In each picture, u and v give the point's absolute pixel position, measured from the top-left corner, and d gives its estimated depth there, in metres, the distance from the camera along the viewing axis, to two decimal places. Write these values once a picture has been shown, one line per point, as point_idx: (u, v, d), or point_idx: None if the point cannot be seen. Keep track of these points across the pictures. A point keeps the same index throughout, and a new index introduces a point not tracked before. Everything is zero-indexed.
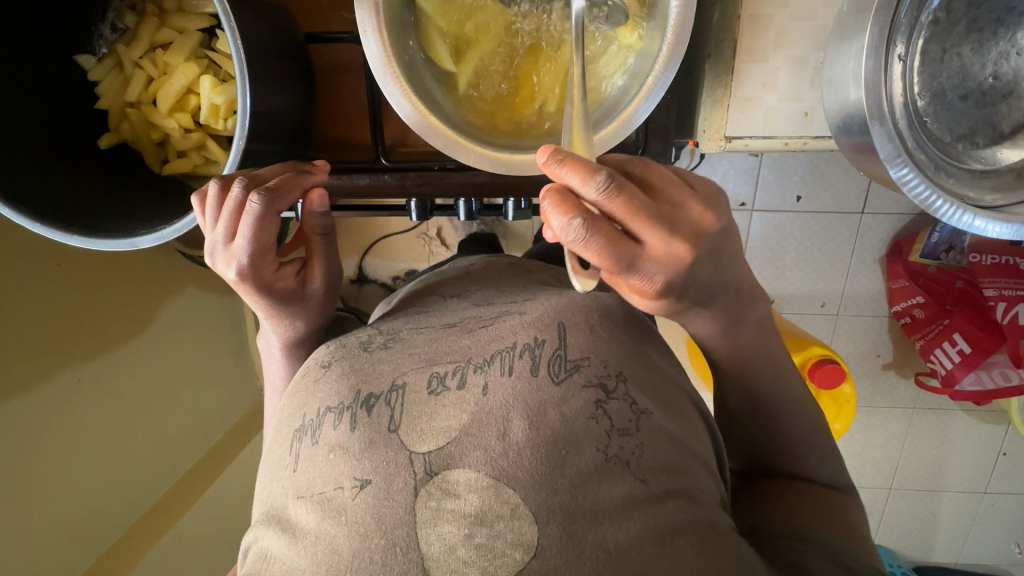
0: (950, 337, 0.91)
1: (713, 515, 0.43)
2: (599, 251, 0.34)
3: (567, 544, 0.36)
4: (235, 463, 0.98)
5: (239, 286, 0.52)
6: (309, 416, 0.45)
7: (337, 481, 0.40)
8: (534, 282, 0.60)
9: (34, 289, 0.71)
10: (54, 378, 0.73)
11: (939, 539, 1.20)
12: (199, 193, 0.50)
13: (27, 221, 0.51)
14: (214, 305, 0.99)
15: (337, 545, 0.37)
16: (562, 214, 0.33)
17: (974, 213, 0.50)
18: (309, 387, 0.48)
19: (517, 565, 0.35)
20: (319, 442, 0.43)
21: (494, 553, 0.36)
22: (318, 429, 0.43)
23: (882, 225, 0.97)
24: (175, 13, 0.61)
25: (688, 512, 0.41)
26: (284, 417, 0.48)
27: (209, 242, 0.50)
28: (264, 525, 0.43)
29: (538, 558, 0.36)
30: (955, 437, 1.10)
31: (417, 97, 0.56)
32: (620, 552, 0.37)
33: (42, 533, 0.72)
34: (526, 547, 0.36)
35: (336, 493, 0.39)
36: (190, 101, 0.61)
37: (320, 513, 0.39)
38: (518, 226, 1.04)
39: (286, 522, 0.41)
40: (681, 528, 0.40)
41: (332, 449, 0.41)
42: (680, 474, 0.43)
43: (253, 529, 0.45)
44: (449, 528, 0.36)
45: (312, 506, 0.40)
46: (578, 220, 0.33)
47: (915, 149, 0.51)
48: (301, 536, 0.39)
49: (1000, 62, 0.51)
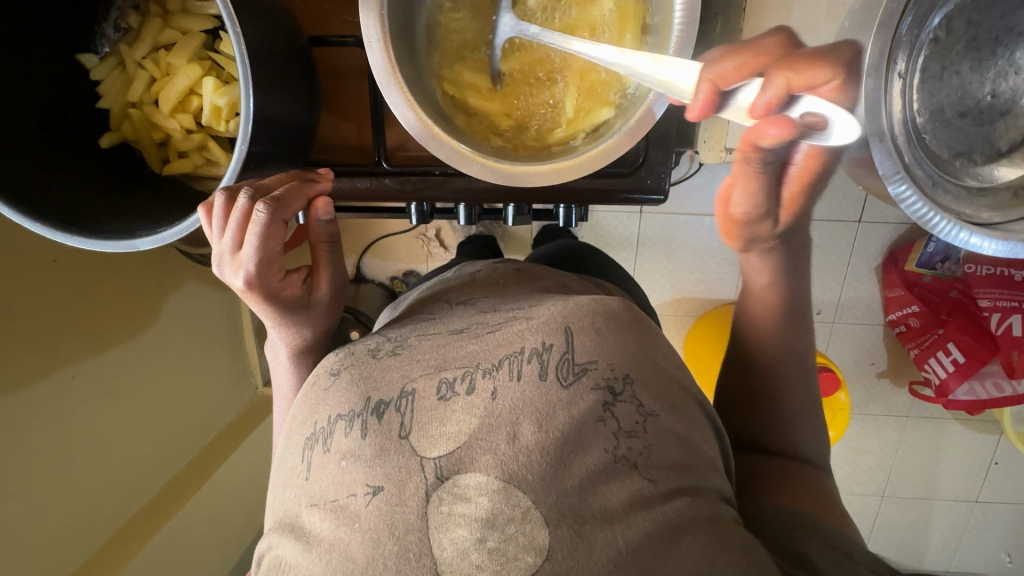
0: (944, 347, 0.91)
1: (718, 509, 0.44)
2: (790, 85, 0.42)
3: (578, 545, 0.37)
4: (234, 459, 0.98)
5: (248, 296, 0.52)
6: (321, 424, 0.45)
7: (350, 489, 0.40)
8: (539, 288, 0.60)
9: (34, 286, 0.71)
10: (52, 374, 0.73)
11: (930, 546, 1.21)
12: (207, 204, 0.51)
13: (26, 221, 0.51)
14: (214, 302, 0.99)
15: (351, 552, 0.38)
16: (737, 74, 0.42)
17: (971, 231, 0.52)
18: (319, 394, 0.48)
19: (530, 568, 0.36)
20: (331, 450, 0.43)
21: (506, 557, 0.36)
22: (329, 437, 0.44)
23: (879, 234, 0.98)
24: (178, 14, 0.61)
25: (697, 507, 0.42)
26: (293, 425, 0.48)
27: (217, 253, 0.51)
28: (277, 534, 0.43)
29: (550, 561, 0.36)
30: (948, 446, 1.11)
31: (420, 108, 0.56)
32: (632, 551, 0.38)
33: (38, 530, 0.72)
34: (537, 550, 0.36)
35: (349, 501, 0.40)
36: (193, 102, 0.61)
37: (333, 521, 0.40)
38: (517, 228, 1.04)
39: (299, 530, 0.42)
40: (689, 525, 0.40)
41: (344, 457, 0.42)
42: (689, 469, 0.44)
43: (266, 537, 0.45)
44: (460, 532, 0.37)
45: (326, 514, 0.40)
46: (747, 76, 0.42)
47: (913, 164, 0.53)
48: (316, 544, 0.40)
49: (998, 81, 0.51)
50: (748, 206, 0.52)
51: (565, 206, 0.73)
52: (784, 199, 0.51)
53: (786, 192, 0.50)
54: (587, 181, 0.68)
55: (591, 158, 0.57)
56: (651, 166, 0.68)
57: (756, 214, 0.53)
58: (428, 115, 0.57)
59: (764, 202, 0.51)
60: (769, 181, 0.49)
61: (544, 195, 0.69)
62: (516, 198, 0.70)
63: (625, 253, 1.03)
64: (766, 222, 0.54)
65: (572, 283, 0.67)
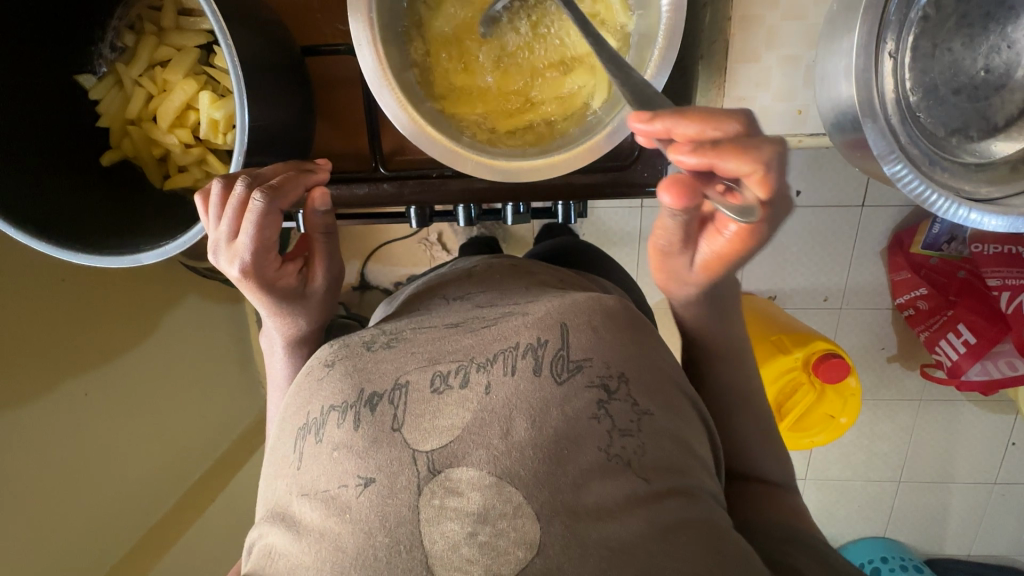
0: (954, 328, 0.91)
1: (712, 513, 0.43)
2: (739, 151, 0.36)
3: (568, 541, 0.37)
4: (244, 470, 0.98)
5: (243, 284, 0.53)
6: (313, 415, 0.45)
7: (342, 480, 0.40)
8: (533, 281, 0.61)
9: (39, 303, 0.72)
10: (60, 389, 0.74)
11: (951, 531, 1.19)
12: (203, 193, 0.52)
13: (31, 240, 0.52)
14: (221, 315, 1.00)
15: (341, 542, 0.38)
16: (689, 146, 0.36)
17: (970, 207, 0.50)
18: (312, 386, 0.48)
19: (520, 563, 0.36)
20: (323, 441, 0.43)
21: (496, 551, 0.36)
22: (322, 428, 0.44)
23: (882, 218, 0.97)
24: (172, 30, 0.62)
25: (689, 510, 0.41)
26: (287, 416, 0.49)
27: (213, 241, 0.51)
28: (268, 523, 0.44)
29: (540, 556, 0.36)
30: (964, 428, 1.10)
31: (413, 109, 0.57)
32: (623, 550, 0.37)
33: (54, 541, 0.73)
34: (528, 545, 0.36)
35: (340, 492, 0.40)
36: (190, 117, 0.62)
37: (324, 511, 0.40)
38: (518, 228, 1.04)
39: (290, 520, 0.42)
40: (682, 525, 0.40)
41: (336, 448, 0.42)
42: (680, 470, 0.43)
43: (257, 526, 0.45)
44: (451, 526, 0.37)
45: (317, 504, 0.41)
46: (697, 146, 0.36)
47: (908, 145, 0.52)
48: (306, 533, 0.40)
49: (991, 55, 0.52)
50: (664, 238, 0.48)
51: (564, 203, 0.73)
52: (708, 252, 0.48)
53: (708, 247, 0.48)
54: (584, 177, 0.69)
55: (584, 151, 0.58)
56: (647, 160, 0.68)
57: (673, 248, 0.48)
58: (420, 115, 0.58)
59: (684, 238, 0.47)
60: (689, 226, 0.46)
61: (541, 193, 0.69)
62: (513, 197, 0.70)
63: (627, 249, 1.03)
64: (682, 260, 0.50)
65: (565, 276, 0.66)
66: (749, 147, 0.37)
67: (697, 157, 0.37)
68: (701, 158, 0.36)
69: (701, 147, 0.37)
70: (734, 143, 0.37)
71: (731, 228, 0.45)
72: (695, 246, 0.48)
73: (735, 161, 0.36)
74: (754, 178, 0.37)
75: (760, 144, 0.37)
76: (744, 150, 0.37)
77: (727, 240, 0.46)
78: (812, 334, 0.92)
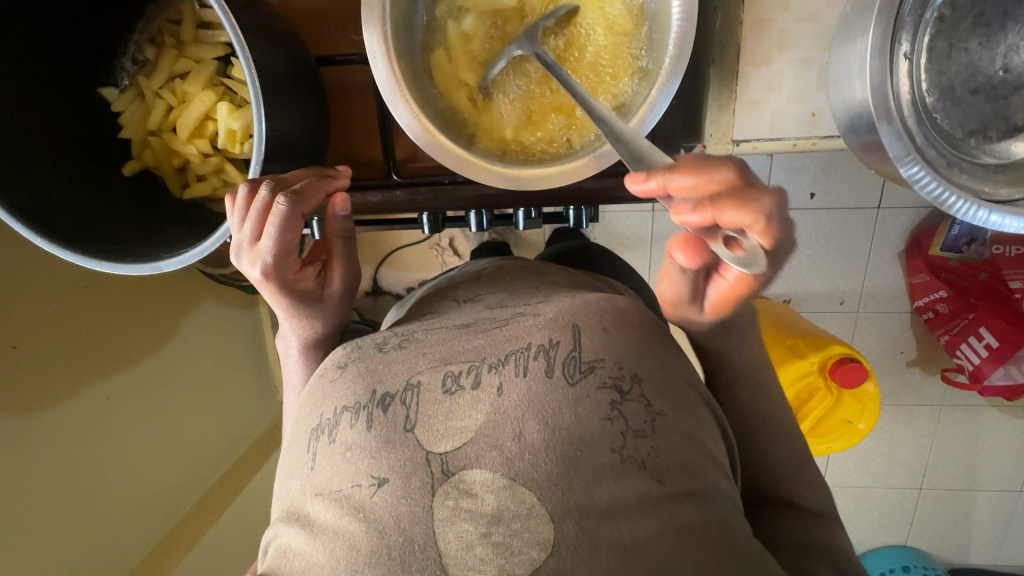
0: (976, 331, 0.89)
1: (727, 512, 0.43)
2: (744, 202, 0.36)
3: (582, 541, 0.37)
4: (261, 474, 0.99)
5: (262, 286, 0.54)
6: (326, 416, 0.46)
7: (355, 480, 0.41)
8: (545, 283, 0.61)
9: (63, 310, 0.74)
10: (84, 393, 0.76)
11: (975, 540, 1.17)
12: (231, 193, 0.53)
13: (55, 249, 0.53)
14: (236, 321, 1.01)
15: (355, 541, 0.38)
16: (694, 206, 0.36)
17: (990, 208, 0.50)
18: (325, 386, 0.49)
19: (534, 563, 0.36)
20: (336, 441, 0.44)
21: (510, 551, 0.36)
22: (335, 429, 0.44)
23: (899, 220, 0.96)
24: (191, 43, 0.64)
25: (704, 509, 0.41)
26: (301, 418, 0.49)
27: (236, 242, 0.53)
28: (283, 522, 0.44)
29: (554, 556, 0.36)
30: (986, 433, 1.08)
31: (427, 119, 0.58)
32: (637, 550, 0.37)
33: (79, 542, 0.74)
34: (542, 545, 0.36)
35: (353, 491, 0.40)
36: (208, 127, 0.63)
37: (338, 510, 0.40)
38: (529, 233, 1.05)
39: (304, 519, 0.42)
40: (698, 526, 0.40)
41: (349, 449, 0.42)
42: (696, 472, 0.43)
43: (272, 527, 0.46)
44: (465, 527, 0.37)
45: (331, 504, 0.41)
46: (700, 205, 0.36)
47: (925, 147, 0.51)
48: (320, 532, 0.40)
49: (1009, 55, 0.51)
50: (673, 291, 0.50)
51: (575, 207, 0.72)
52: (720, 296, 0.49)
53: (715, 293, 0.49)
54: (597, 180, 0.69)
55: (593, 159, 0.58)
56: None
57: (683, 299, 0.51)
58: (433, 124, 0.58)
59: (691, 291, 0.50)
60: (694, 280, 0.48)
61: (554, 198, 0.70)
62: (525, 202, 0.70)
63: (639, 252, 1.03)
64: (695, 307, 0.52)
65: (577, 278, 0.66)
66: (753, 198, 0.36)
67: (699, 218, 0.37)
68: (705, 214, 0.36)
69: (703, 203, 0.36)
70: (737, 196, 0.36)
71: (732, 273, 0.46)
72: (705, 294, 0.50)
73: (738, 212, 0.36)
74: (757, 227, 0.36)
75: (762, 195, 0.35)
76: (744, 202, 0.36)
77: (731, 285, 0.47)
78: (826, 336, 0.91)
